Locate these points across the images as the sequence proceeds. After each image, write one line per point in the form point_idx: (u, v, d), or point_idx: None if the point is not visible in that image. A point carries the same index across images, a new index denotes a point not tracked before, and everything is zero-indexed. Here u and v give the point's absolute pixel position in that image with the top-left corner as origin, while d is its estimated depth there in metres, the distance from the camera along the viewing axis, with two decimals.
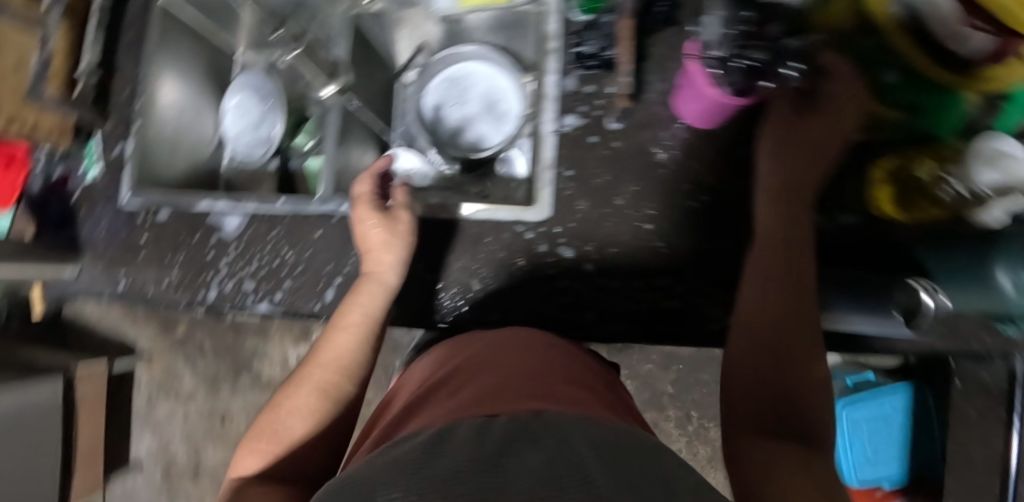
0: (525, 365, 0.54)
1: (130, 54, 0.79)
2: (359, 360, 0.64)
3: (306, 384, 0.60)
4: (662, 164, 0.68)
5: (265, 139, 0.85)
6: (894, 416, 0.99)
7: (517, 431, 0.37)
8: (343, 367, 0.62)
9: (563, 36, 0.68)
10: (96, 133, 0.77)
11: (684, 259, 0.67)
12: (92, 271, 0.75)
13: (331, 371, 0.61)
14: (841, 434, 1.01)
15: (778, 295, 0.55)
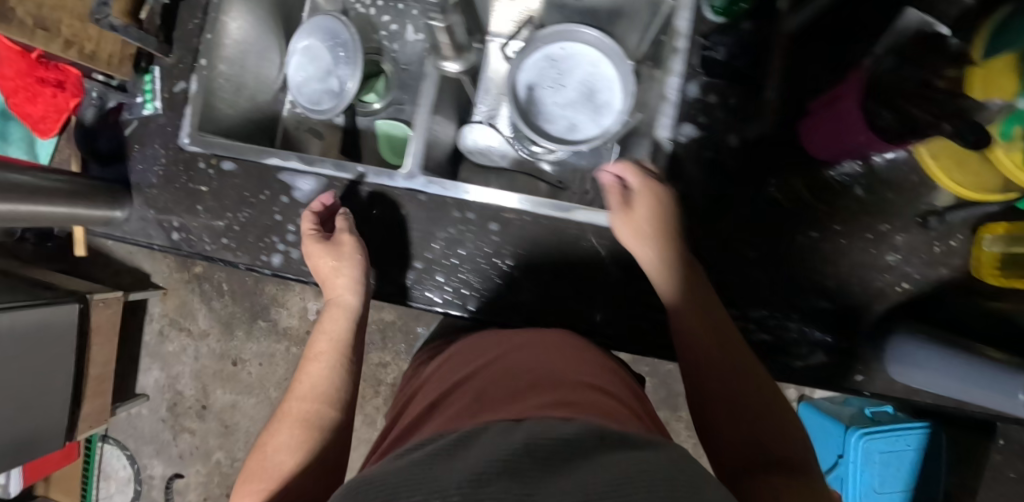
0: (535, 372, 0.50)
1: None
2: (343, 379, 0.61)
3: (287, 417, 0.57)
4: (775, 192, 0.64)
5: (335, 92, 0.80)
6: (908, 453, 0.97)
7: (521, 440, 0.31)
8: (330, 396, 0.59)
9: (691, 37, 0.62)
10: (156, 65, 0.70)
11: (782, 292, 0.64)
12: (144, 215, 0.70)
13: (309, 400, 0.59)
14: (854, 464, 0.98)
15: (709, 343, 0.55)
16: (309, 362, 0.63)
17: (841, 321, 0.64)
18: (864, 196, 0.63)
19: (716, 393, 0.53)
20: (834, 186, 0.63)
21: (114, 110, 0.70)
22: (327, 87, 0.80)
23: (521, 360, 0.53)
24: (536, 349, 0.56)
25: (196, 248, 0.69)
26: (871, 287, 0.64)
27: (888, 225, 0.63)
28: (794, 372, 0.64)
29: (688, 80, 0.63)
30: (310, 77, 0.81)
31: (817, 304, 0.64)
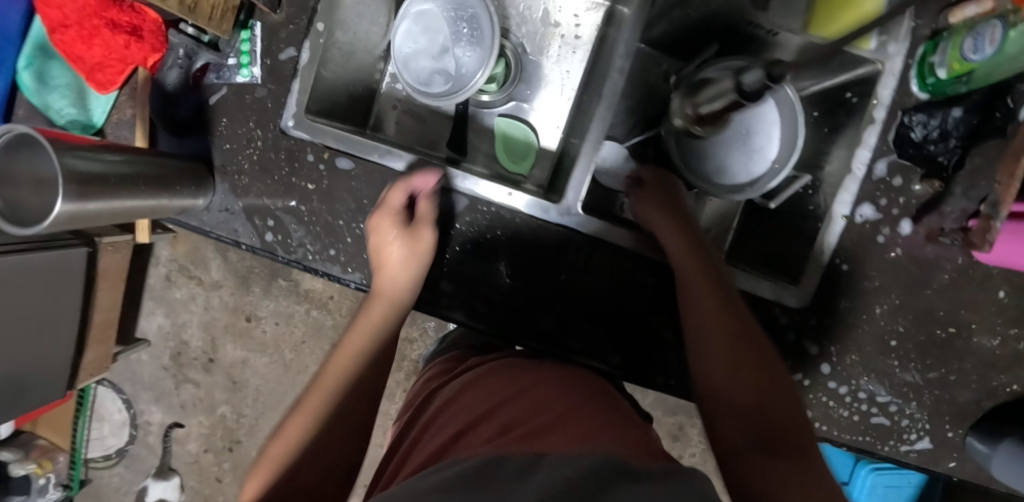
0: (564, 391, 0.45)
1: None
2: (374, 374, 0.52)
3: (307, 407, 0.49)
4: (931, 283, 0.61)
5: (450, 75, 0.67)
6: (908, 488, 1.05)
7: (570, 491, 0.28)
8: (352, 400, 0.49)
9: (889, 107, 0.58)
10: (259, 22, 0.57)
11: (912, 384, 0.63)
12: (228, 205, 0.59)
13: (332, 381, 0.51)
14: (859, 493, 1.06)
15: (718, 307, 0.49)
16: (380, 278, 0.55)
17: (952, 414, 0.64)
18: (1009, 298, 0.62)
19: (716, 356, 0.47)
20: (983, 284, 0.62)
21: (199, 72, 0.57)
22: (440, 68, 0.68)
23: (544, 380, 0.48)
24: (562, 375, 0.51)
25: (295, 254, 0.59)
26: (986, 385, 0.64)
27: (1017, 329, 0.63)
28: (896, 455, 0.64)
29: (875, 157, 0.59)
30: (422, 52, 0.68)
31: (933, 395, 0.63)
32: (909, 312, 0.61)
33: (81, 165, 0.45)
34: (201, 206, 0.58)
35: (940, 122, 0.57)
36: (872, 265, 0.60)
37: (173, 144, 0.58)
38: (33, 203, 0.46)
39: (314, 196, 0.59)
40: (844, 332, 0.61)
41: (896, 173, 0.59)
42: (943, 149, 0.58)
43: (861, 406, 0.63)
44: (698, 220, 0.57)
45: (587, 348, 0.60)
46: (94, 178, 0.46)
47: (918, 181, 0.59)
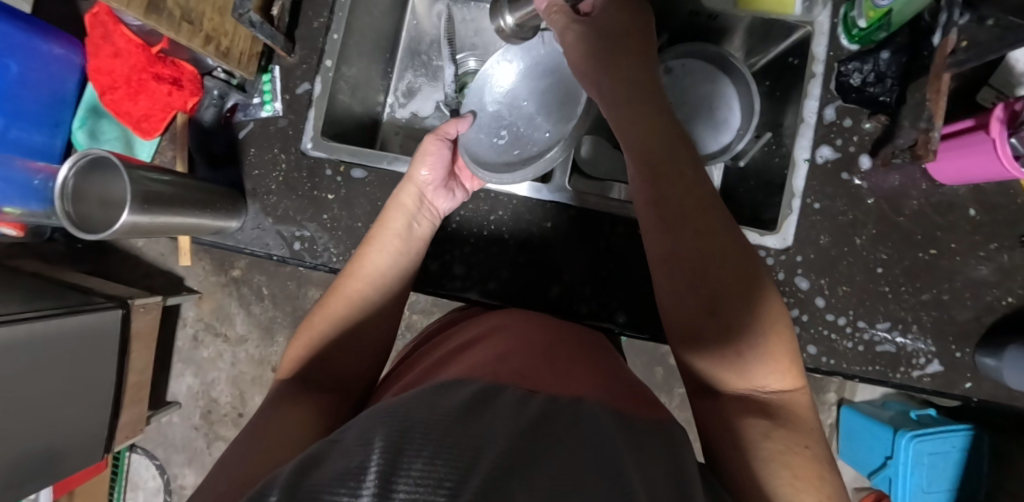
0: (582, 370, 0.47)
1: None
2: (374, 322, 0.55)
3: (335, 296, 0.56)
4: (903, 212, 0.67)
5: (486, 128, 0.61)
6: (953, 453, 1.06)
7: (479, 439, 0.29)
8: (359, 300, 0.55)
9: (829, 61, 0.67)
10: (277, 66, 0.67)
11: (908, 309, 0.67)
12: (260, 223, 0.66)
13: (358, 283, 0.56)
14: (906, 465, 1.07)
15: None
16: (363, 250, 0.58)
17: (955, 333, 0.67)
18: (980, 216, 0.68)
19: None
20: (953, 206, 0.67)
21: (230, 112, 0.66)
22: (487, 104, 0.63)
23: (563, 355, 0.50)
24: (552, 339, 0.54)
25: (321, 258, 0.65)
26: (981, 302, 0.67)
27: (996, 244, 0.68)
28: (910, 381, 0.67)
29: (823, 105, 0.67)
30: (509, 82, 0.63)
31: (931, 315, 0.67)
32: (890, 241, 0.67)
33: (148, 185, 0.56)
34: (235, 226, 0.65)
35: (872, 66, 0.65)
36: (841, 202, 0.66)
37: (208, 177, 0.66)
38: (95, 214, 0.58)
39: (336, 205, 0.66)
40: (831, 267, 0.66)
41: (845, 116, 0.67)
42: (883, 89, 0.65)
43: (864, 336, 0.66)
44: (619, 24, 0.50)
45: (598, 310, 0.64)
46: (155, 195, 0.57)
47: (866, 120, 0.66)
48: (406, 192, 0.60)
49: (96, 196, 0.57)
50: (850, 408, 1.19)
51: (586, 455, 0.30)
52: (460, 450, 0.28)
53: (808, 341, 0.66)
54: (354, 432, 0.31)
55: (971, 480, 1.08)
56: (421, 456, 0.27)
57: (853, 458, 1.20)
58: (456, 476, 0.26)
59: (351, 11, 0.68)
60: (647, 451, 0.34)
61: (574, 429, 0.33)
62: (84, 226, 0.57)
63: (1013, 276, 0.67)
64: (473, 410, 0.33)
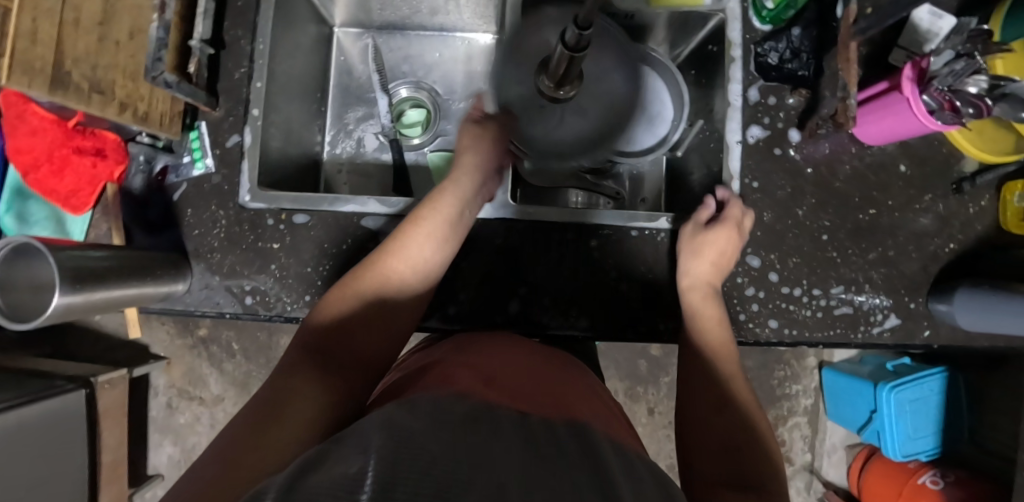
0: (587, 404, 0.49)
1: (242, 25, 0.68)
2: (392, 309, 0.57)
3: (367, 275, 0.57)
4: (838, 177, 0.69)
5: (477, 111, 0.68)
6: (932, 397, 1.10)
7: (484, 467, 0.28)
8: (389, 287, 0.57)
9: (746, 44, 0.68)
10: (202, 121, 0.66)
11: (857, 271, 0.69)
12: (207, 282, 0.65)
13: (393, 265, 0.57)
14: (890, 417, 1.10)
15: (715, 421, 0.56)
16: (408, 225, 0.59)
17: (905, 285, 0.69)
18: (910, 170, 0.70)
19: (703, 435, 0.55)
20: (883, 165, 0.70)
21: (161, 174, 0.65)
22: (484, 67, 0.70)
23: (565, 387, 0.52)
24: (549, 369, 0.55)
25: (275, 309, 0.64)
26: (925, 252, 0.70)
27: (930, 195, 0.70)
28: (871, 338, 0.68)
29: (746, 86, 0.68)
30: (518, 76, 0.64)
31: (881, 272, 0.69)
32: (831, 208, 0.69)
33: (73, 264, 0.55)
34: (182, 289, 0.64)
35: (787, 43, 0.67)
36: (779, 176, 0.68)
37: (147, 243, 0.65)
38: (27, 301, 0.57)
39: (283, 253, 0.65)
40: (778, 240, 0.67)
41: (769, 94, 0.68)
42: (800, 64, 0.67)
43: (821, 302, 0.68)
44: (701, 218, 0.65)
45: (560, 318, 0.64)
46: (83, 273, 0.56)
47: (789, 95, 0.68)
48: (461, 177, 0.63)
49: (27, 282, 0.57)
50: (832, 369, 1.26)
51: (581, 480, 0.30)
52: (458, 472, 0.27)
53: (768, 316, 0.67)
54: (341, 447, 0.29)
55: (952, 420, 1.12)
56: (417, 472, 0.26)
57: (844, 418, 1.24)
58: (453, 490, 0.25)
59: (271, 57, 0.68)
60: (633, 478, 0.33)
61: (559, 460, 0.32)
62: (17, 316, 0.56)
63: (950, 224, 0.70)
64: (465, 439, 0.32)
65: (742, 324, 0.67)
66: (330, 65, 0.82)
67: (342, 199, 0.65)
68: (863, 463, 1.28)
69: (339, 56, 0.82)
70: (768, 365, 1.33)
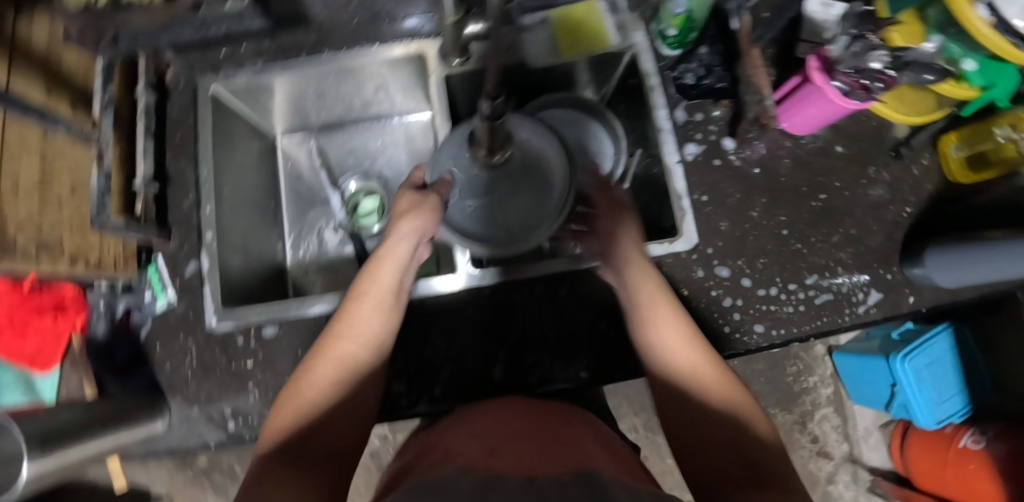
0: (586, 448, 0.48)
1: (185, 157, 0.70)
2: (360, 387, 0.56)
3: (325, 357, 0.56)
4: (781, 172, 0.71)
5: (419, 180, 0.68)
6: (946, 357, 1.10)
7: None
8: (350, 365, 0.56)
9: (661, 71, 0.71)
10: (158, 253, 0.67)
11: (826, 256, 0.69)
12: (186, 415, 0.63)
13: (348, 343, 0.56)
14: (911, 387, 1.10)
15: None
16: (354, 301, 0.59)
17: (875, 258, 0.70)
18: (845, 150, 0.73)
19: None
20: (820, 152, 0.72)
21: (124, 316, 0.65)
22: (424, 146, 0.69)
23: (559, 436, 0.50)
24: (544, 422, 0.53)
25: (259, 428, 0.62)
26: (883, 222, 0.71)
27: (870, 168, 0.73)
28: (860, 318, 0.68)
29: (671, 109, 0.71)
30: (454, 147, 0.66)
31: (850, 251, 0.70)
32: (784, 203, 0.70)
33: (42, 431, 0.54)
34: (161, 429, 0.62)
35: (698, 62, 0.70)
36: (726, 184, 0.69)
37: (120, 390, 0.63)
38: None
39: (258, 369, 0.64)
40: (741, 245, 0.68)
41: (694, 112, 0.71)
42: (716, 78, 0.70)
43: (800, 295, 0.67)
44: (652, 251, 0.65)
45: (548, 370, 0.63)
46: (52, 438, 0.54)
47: (713, 108, 0.71)
48: (396, 242, 0.61)
49: None
50: (842, 352, 1.28)
51: None
52: None
53: (753, 322, 0.66)
54: None
55: (974, 373, 1.12)
56: None
57: (871, 398, 1.27)
58: None
59: (217, 180, 0.70)
60: None
61: None
62: None
63: (895, 189, 0.73)
64: None
65: (729, 335, 0.65)
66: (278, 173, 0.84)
67: (306, 300, 0.64)
68: (902, 439, 1.28)
69: (285, 163, 0.85)
70: (779, 363, 1.38)
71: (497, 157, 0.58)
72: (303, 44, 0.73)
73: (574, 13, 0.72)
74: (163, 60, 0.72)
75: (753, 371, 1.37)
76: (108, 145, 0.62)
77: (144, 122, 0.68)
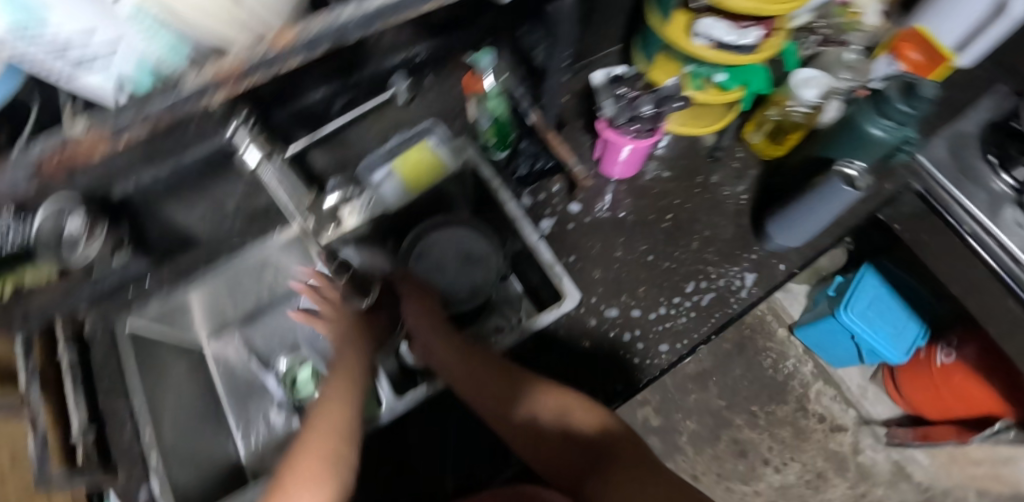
0: None
1: (112, 400, 0.70)
2: (345, 477, 0.57)
3: (311, 459, 0.56)
4: (626, 210, 0.82)
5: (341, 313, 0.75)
6: (881, 292, 1.20)
7: None
8: (328, 457, 0.56)
9: (500, 173, 0.84)
10: (107, 494, 0.69)
11: (693, 262, 0.79)
12: None
13: (329, 440, 0.58)
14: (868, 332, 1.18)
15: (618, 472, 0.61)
16: (328, 401, 0.61)
17: (733, 247, 0.81)
18: (669, 172, 0.86)
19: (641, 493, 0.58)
20: (650, 181, 0.85)
21: None
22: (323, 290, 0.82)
23: None
24: None
25: None
26: (724, 215, 0.83)
27: (696, 179, 0.85)
28: (745, 301, 0.76)
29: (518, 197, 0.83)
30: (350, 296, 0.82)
31: (712, 249, 0.80)
32: (642, 233, 0.80)
33: None
34: None
35: (522, 155, 0.84)
36: (589, 241, 0.79)
37: None
38: None
39: None
40: (618, 282, 0.76)
41: (538, 193, 0.83)
42: (542, 163, 0.83)
43: (687, 303, 0.75)
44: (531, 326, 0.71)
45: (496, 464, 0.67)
46: None
47: (552, 184, 0.84)
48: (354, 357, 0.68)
49: None
50: (802, 326, 1.38)
51: None
52: None
53: (657, 344, 0.72)
54: None
55: (915, 296, 1.21)
56: None
57: (843, 357, 1.36)
58: None
59: (150, 406, 0.73)
60: None
61: None
62: None
63: (722, 184, 0.86)
64: None
65: (639, 364, 0.71)
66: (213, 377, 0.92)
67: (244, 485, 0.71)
68: (893, 382, 1.38)
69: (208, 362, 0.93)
70: (752, 360, 1.46)
71: None
72: (197, 260, 0.82)
73: (412, 157, 0.84)
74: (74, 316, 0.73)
75: (736, 378, 1.45)
76: (41, 412, 0.63)
77: (70, 378, 0.68)
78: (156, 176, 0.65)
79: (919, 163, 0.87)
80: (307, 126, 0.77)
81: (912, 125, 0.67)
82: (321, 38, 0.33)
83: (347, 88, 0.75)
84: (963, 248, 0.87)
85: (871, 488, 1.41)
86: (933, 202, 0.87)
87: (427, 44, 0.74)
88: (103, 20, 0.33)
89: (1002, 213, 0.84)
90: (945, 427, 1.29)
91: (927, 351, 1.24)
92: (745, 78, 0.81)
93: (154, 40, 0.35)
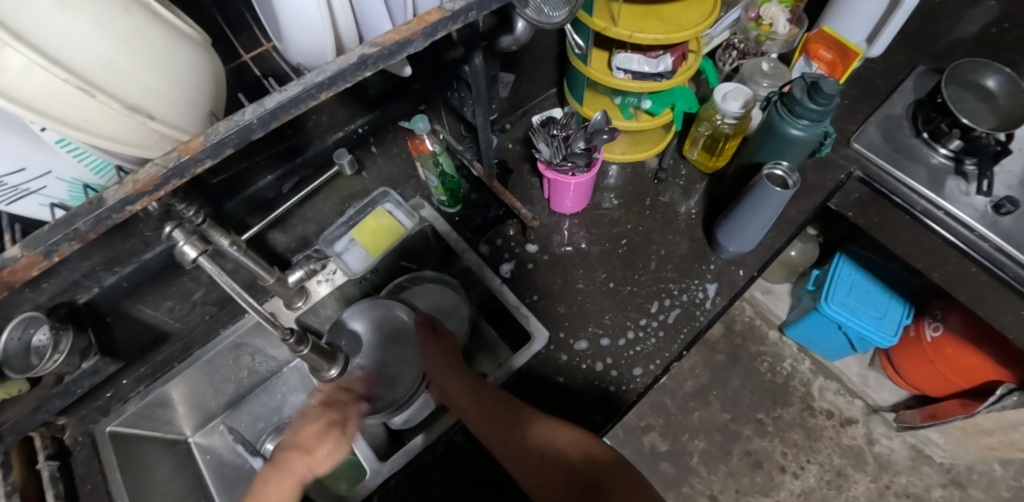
0: None
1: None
2: None
3: None
4: (583, 241, 0.84)
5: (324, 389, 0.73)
6: (857, 277, 1.21)
7: None
8: None
9: (455, 226, 0.86)
10: None
11: (653, 282, 0.80)
12: None
13: None
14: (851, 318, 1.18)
15: None
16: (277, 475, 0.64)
17: (689, 261, 0.82)
18: (619, 199, 0.89)
19: None
20: (601, 210, 0.87)
21: None
22: None
23: None
24: None
25: None
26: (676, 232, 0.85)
27: (644, 202, 0.88)
28: (711, 312, 0.78)
29: (476, 246, 0.85)
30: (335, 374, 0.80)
31: (670, 267, 0.82)
32: (600, 261, 0.82)
33: None
34: None
35: (475, 205, 0.87)
36: (549, 277, 0.81)
37: None
38: None
39: None
40: (583, 313, 0.77)
41: (495, 239, 0.85)
42: (496, 208, 0.86)
43: (653, 323, 0.76)
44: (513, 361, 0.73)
45: None
46: None
47: (508, 228, 0.86)
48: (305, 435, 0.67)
49: None
50: (791, 325, 1.40)
51: None
52: None
53: (631, 368, 0.73)
54: None
55: (892, 274, 1.21)
56: None
57: (836, 348, 1.36)
58: None
59: None
60: None
61: None
62: None
63: (670, 203, 0.88)
64: None
65: (617, 391, 0.71)
66: (202, 473, 0.90)
67: None
68: (892, 366, 1.37)
69: (197, 457, 0.91)
70: (752, 367, 1.46)
71: (337, 366, 0.66)
72: (171, 354, 0.84)
73: (369, 224, 0.84)
74: (57, 426, 0.74)
75: (737, 388, 1.41)
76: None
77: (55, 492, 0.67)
78: (119, 278, 0.67)
79: (855, 152, 0.91)
80: (260, 212, 0.80)
81: (826, 120, 0.72)
82: (228, 137, 0.36)
83: (293, 170, 0.78)
84: (913, 223, 0.86)
85: (894, 477, 1.37)
86: (875, 183, 0.88)
87: (368, 115, 0.79)
88: (36, 157, 0.42)
89: (945, 185, 0.85)
90: (951, 403, 1.24)
91: (917, 328, 1.25)
92: (669, 101, 0.84)
93: (84, 164, 0.44)
